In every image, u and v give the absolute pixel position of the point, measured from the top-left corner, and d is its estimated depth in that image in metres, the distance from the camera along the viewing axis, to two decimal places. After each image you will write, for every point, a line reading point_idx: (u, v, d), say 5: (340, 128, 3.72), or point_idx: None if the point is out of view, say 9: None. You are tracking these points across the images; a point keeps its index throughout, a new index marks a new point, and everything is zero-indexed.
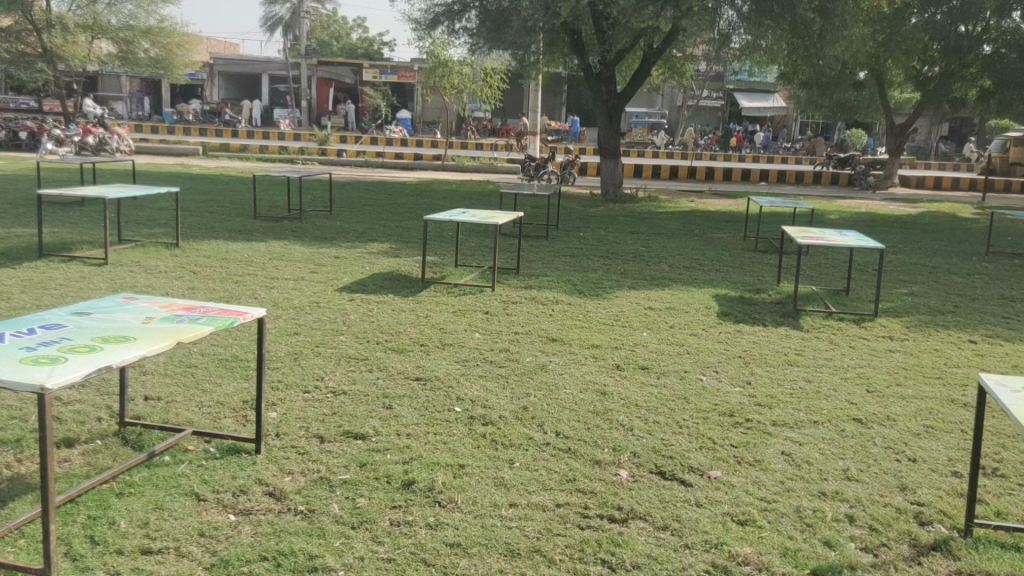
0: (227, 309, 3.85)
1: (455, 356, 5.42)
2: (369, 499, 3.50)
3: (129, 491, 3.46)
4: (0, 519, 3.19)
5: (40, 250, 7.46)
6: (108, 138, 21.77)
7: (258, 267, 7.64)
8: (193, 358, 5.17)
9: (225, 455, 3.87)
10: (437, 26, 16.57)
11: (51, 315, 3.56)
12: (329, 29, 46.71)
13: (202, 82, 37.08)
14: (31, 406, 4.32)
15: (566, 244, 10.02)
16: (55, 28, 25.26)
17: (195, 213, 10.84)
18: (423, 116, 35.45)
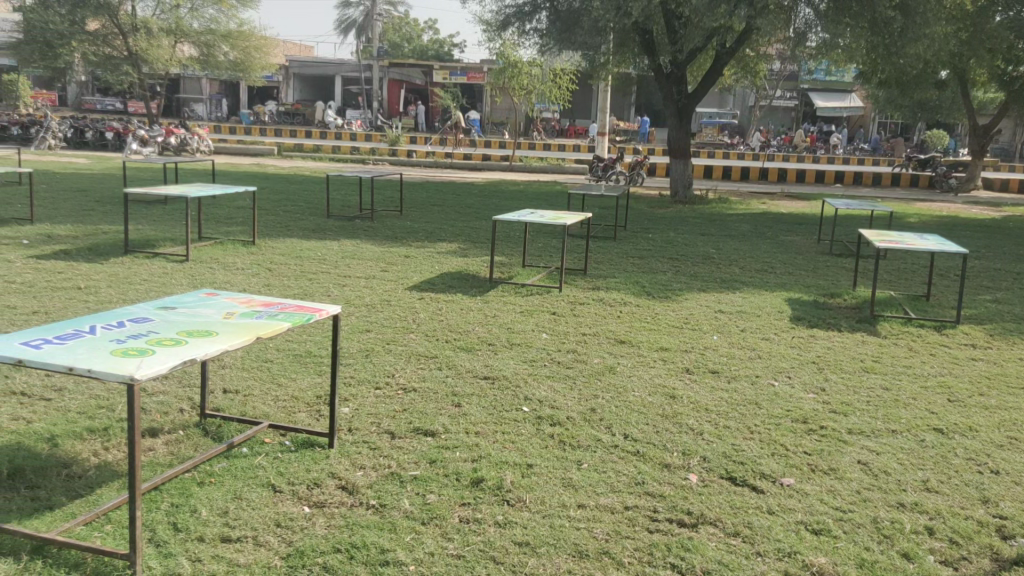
0: (304, 306, 3.95)
1: (523, 355, 5.44)
2: (439, 496, 3.55)
3: (209, 480, 3.58)
4: (88, 505, 3.33)
5: (126, 246, 7.75)
6: (188, 138, 22.49)
7: (331, 265, 7.79)
8: (269, 353, 5.31)
9: (299, 448, 3.97)
10: (507, 27, 16.66)
11: (138, 309, 3.70)
12: (401, 31, 47.40)
13: (277, 84, 37.97)
14: (116, 397, 4.50)
15: (634, 245, 9.96)
16: (140, 32, 26.20)
17: (270, 212, 11.12)
18: (491, 117, 35.59)
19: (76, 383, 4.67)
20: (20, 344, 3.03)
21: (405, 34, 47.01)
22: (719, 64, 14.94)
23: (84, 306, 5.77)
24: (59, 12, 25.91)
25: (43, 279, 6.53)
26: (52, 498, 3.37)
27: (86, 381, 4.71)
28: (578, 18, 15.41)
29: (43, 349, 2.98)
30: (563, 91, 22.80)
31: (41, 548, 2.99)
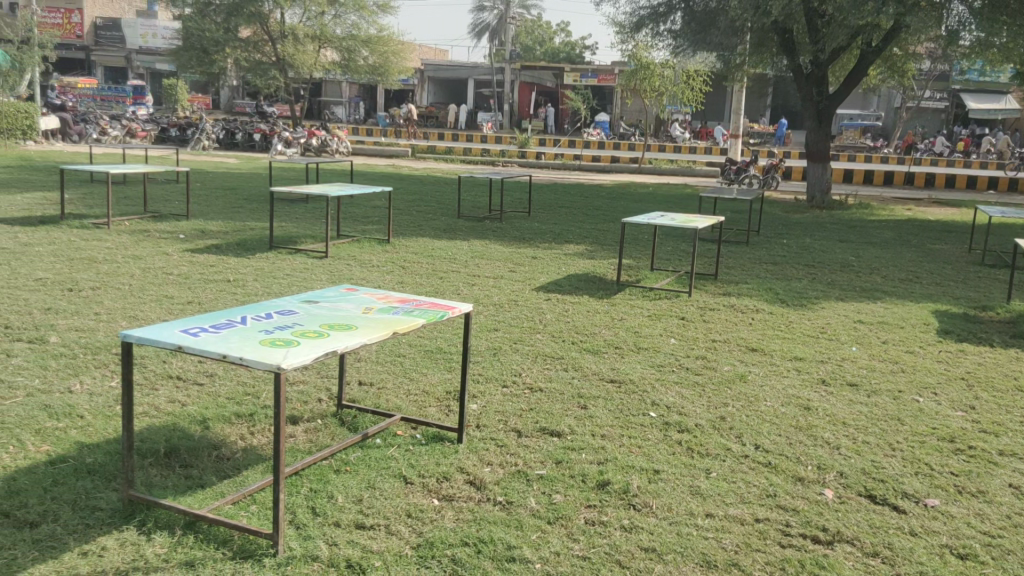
0: (437, 304, 4.05)
1: (650, 360, 5.40)
2: (566, 496, 3.57)
3: (345, 469, 3.73)
4: (235, 484, 3.54)
5: (271, 242, 8.16)
6: (329, 140, 23.46)
7: (462, 264, 7.95)
8: (401, 348, 5.48)
9: (429, 442, 4.08)
10: (640, 28, 16.52)
11: (284, 302, 3.89)
12: (534, 35, 47.83)
13: (412, 88, 38.97)
14: (262, 384, 4.76)
15: (768, 251, 9.67)
16: (289, 38, 27.80)
17: (404, 212, 11.46)
18: (622, 119, 35.30)
19: (225, 370, 4.97)
20: (179, 332, 3.25)
21: (538, 37, 47.36)
22: (864, 64, 14.38)
23: (233, 298, 6.12)
24: (215, 20, 27.71)
25: (196, 272, 6.96)
26: (204, 477, 3.60)
27: (234, 368, 5.00)
28: (714, 18, 15.13)
29: (200, 338, 3.18)
30: (696, 92, 22.39)
31: (193, 523, 3.20)
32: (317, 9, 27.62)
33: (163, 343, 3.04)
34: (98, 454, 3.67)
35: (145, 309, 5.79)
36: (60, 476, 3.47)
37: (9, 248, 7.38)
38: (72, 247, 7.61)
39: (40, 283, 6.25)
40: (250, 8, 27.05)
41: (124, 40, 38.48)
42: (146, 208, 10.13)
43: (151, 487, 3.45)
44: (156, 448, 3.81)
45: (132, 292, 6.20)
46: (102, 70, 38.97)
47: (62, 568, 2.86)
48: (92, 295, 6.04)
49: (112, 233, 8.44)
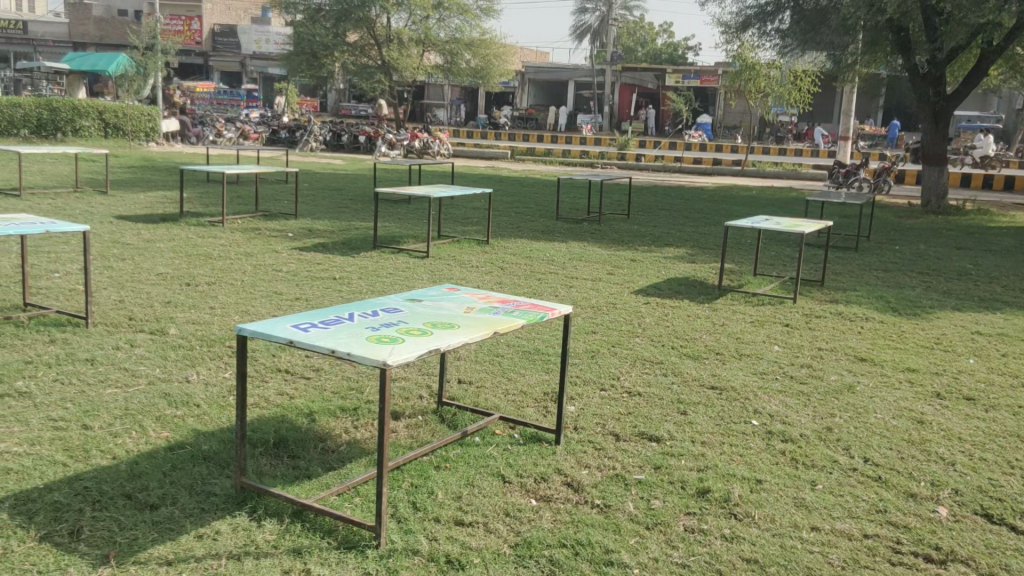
0: (537, 305, 4.07)
1: (753, 367, 5.29)
2: (664, 502, 3.53)
3: (445, 466, 3.79)
4: (340, 476, 3.65)
5: (375, 242, 8.36)
6: (431, 143, 23.93)
7: (560, 266, 7.98)
8: (500, 348, 5.53)
9: (527, 442, 4.11)
10: (747, 28, 16.31)
11: (389, 300, 3.99)
12: (636, 35, 47.49)
13: (513, 90, 39.17)
14: (365, 380, 4.88)
15: (879, 258, 9.33)
16: (394, 43, 28.44)
17: (504, 213, 11.55)
18: (724, 121, 34.59)
19: (331, 365, 5.12)
20: (291, 327, 3.36)
21: (640, 39, 46.96)
22: (985, 63, 13.67)
23: (338, 295, 6.31)
24: (325, 26, 28.63)
25: (304, 270, 7.19)
26: (310, 468, 3.72)
27: (339, 363, 5.15)
28: (825, 17, 14.74)
29: (309, 333, 3.28)
30: (803, 94, 21.76)
31: (300, 512, 3.31)
32: (422, 14, 28.08)
33: (277, 338, 3.16)
34: (213, 441, 3.84)
35: (256, 304, 6.03)
36: (177, 461, 3.65)
37: (134, 244, 7.79)
38: (190, 244, 7.98)
39: (161, 278, 6.58)
40: (358, 14, 27.84)
41: (240, 46, 40.08)
42: (258, 207, 10.52)
43: (261, 476, 3.59)
44: (265, 438, 3.96)
45: (243, 287, 6.47)
46: (218, 74, 40.67)
47: (180, 549, 3.01)
48: (207, 290, 6.33)
49: (227, 231, 8.81)
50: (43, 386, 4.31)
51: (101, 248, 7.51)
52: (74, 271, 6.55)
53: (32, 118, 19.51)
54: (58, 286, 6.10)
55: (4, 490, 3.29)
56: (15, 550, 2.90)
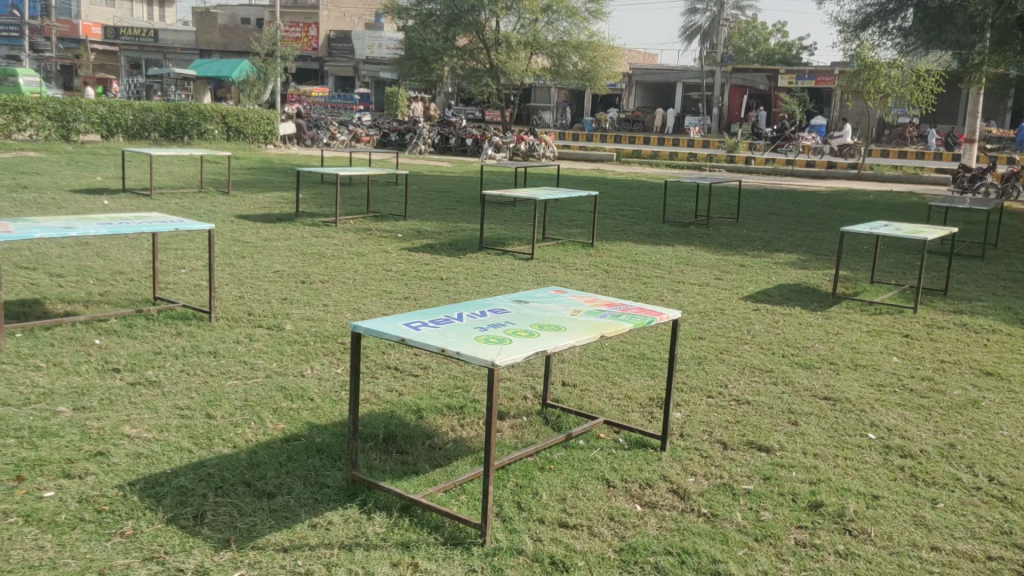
0: (645, 308, 4.04)
1: (869, 378, 5.09)
2: (774, 514, 3.45)
3: (549, 467, 3.80)
4: (446, 474, 3.71)
5: (481, 243, 8.47)
6: (536, 145, 24.06)
7: (665, 270, 7.88)
8: (604, 351, 5.51)
9: (632, 447, 4.07)
10: (867, 27, 15.87)
11: (497, 300, 4.04)
12: (748, 36, 46.69)
13: (620, 92, 38.93)
14: (471, 379, 4.96)
15: (1007, 267, 8.83)
16: (503, 46, 28.81)
17: (609, 216, 11.52)
18: (840, 122, 33.45)
19: (438, 363, 5.22)
20: (403, 325, 3.45)
21: (752, 39, 46.05)
22: None
23: (446, 295, 6.42)
24: (436, 31, 29.30)
25: (413, 269, 7.33)
26: (418, 464, 3.79)
27: (446, 361, 5.24)
28: (950, 15, 14.07)
29: (421, 331, 3.36)
30: (926, 94, 20.83)
31: (408, 507, 3.38)
32: (531, 17, 28.35)
33: (389, 335, 3.24)
34: (327, 435, 3.97)
35: (368, 302, 6.19)
36: (293, 452, 3.79)
37: (252, 243, 8.11)
38: (305, 243, 8.26)
39: (278, 275, 6.85)
40: (468, 18, 28.47)
41: (354, 51, 41.10)
42: (369, 208, 10.78)
43: (371, 470, 3.69)
44: (375, 433, 4.07)
45: (356, 286, 6.66)
46: (333, 79, 41.83)
47: (295, 537, 3.12)
48: (322, 287, 6.55)
49: (340, 231, 9.08)
50: (171, 375, 4.55)
51: (223, 245, 7.87)
52: (199, 267, 6.88)
53: (162, 121, 20.46)
54: (184, 281, 6.43)
55: (135, 472, 3.49)
56: (145, 532, 3.07)
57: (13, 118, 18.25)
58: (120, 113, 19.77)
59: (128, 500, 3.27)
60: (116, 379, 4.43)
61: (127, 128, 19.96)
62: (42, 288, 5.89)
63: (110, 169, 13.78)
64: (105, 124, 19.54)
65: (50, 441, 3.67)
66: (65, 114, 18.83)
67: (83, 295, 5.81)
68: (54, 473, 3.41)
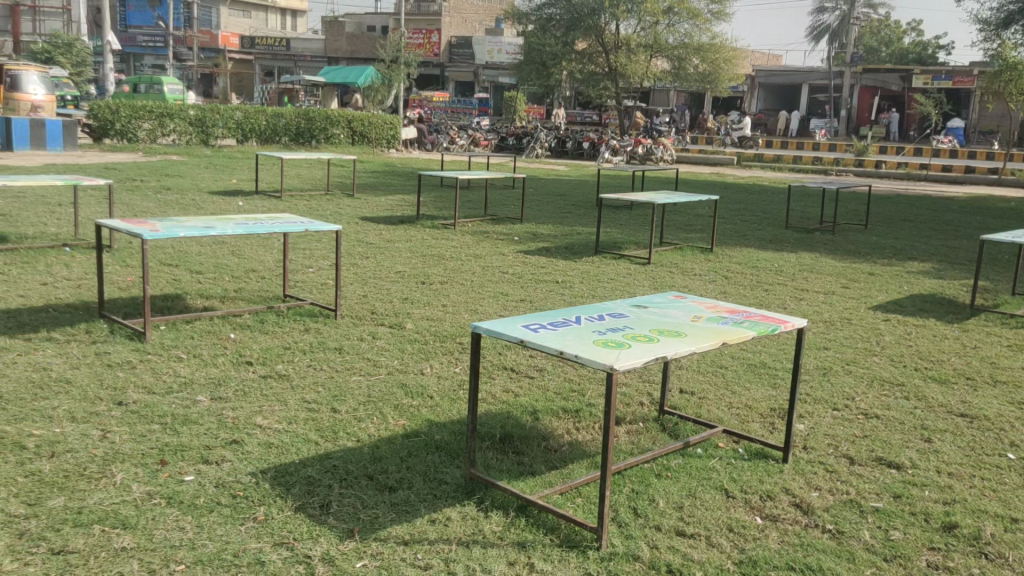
0: (769, 316, 3.94)
1: (1009, 396, 4.79)
2: (904, 533, 3.30)
3: (666, 474, 3.76)
4: (561, 476, 3.72)
5: (598, 247, 8.46)
6: (654, 148, 23.82)
7: (788, 277, 7.66)
8: (724, 359, 5.39)
9: (752, 458, 3.98)
10: (1010, 25, 14.95)
11: (616, 305, 4.02)
12: (880, 35, 44.83)
13: (742, 94, 38.04)
14: (588, 383, 4.95)
15: None
16: (622, 49, 28.69)
17: (729, 221, 11.28)
18: (980, 125, 31.67)
19: (553, 365, 5.24)
20: (523, 327, 3.48)
21: (884, 38, 44.08)
22: None
23: (563, 298, 6.45)
24: (555, 35, 29.62)
25: (530, 272, 7.39)
26: (534, 465, 3.82)
27: (562, 364, 5.26)
28: None
29: (540, 333, 3.39)
30: None
31: (525, 507, 3.41)
32: (652, 19, 28.11)
33: (509, 337, 3.28)
34: (445, 432, 4.06)
35: (485, 304, 6.29)
36: (412, 448, 3.88)
37: (375, 244, 8.37)
38: (425, 244, 8.47)
39: (400, 275, 7.04)
40: (588, 22, 28.61)
41: (474, 56, 41.69)
42: (486, 211, 10.90)
43: (489, 469, 3.74)
44: (492, 432, 4.12)
45: (473, 287, 6.77)
46: (453, 85, 42.53)
47: (415, 531, 3.20)
48: (441, 288, 6.70)
49: (459, 233, 9.24)
50: (300, 370, 4.75)
51: (347, 246, 8.16)
52: (326, 267, 7.16)
53: (292, 126, 21.36)
54: (312, 280, 6.70)
55: (267, 461, 3.66)
56: (276, 518, 3.21)
57: (159, 124, 19.58)
58: (254, 119, 20.80)
59: (260, 487, 3.44)
60: (249, 371, 4.66)
61: (260, 133, 20.99)
62: (184, 284, 6.25)
63: (245, 172, 14.54)
64: (241, 128, 20.62)
65: (190, 428, 3.90)
66: (206, 120, 20.04)
67: (219, 291, 6.13)
68: (194, 459, 3.62)
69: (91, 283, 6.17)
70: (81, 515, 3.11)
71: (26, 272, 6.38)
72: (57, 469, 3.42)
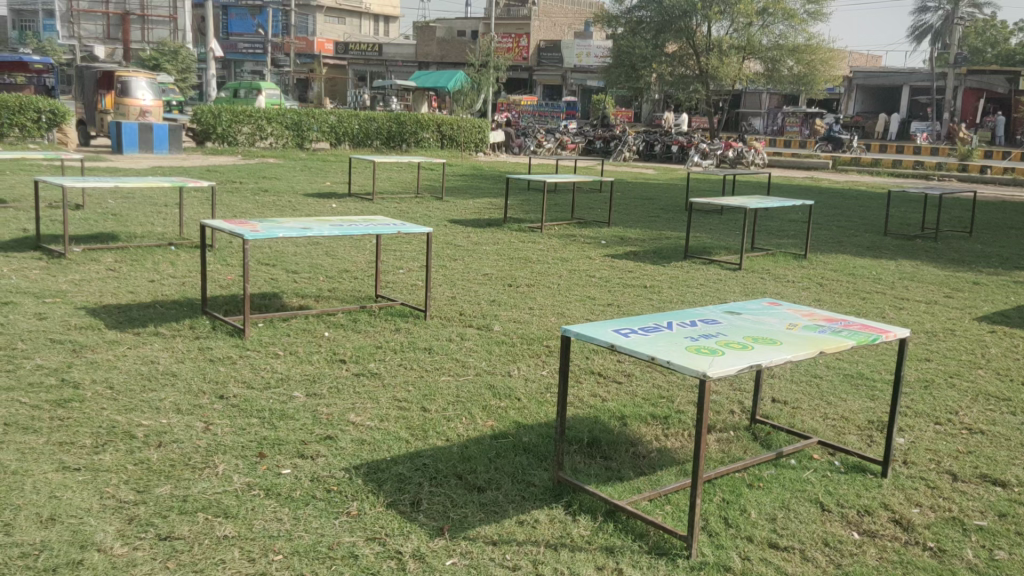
0: (869, 325, 3.81)
1: None
2: (1011, 555, 3.16)
3: (758, 485, 3.68)
4: (650, 482, 3.69)
5: (687, 252, 8.35)
6: (745, 152, 23.41)
7: (887, 285, 7.41)
8: (819, 369, 5.25)
9: (849, 471, 3.86)
10: None
11: (708, 310, 3.96)
12: (985, 35, 42.94)
13: (838, 96, 36.68)
14: (677, 390, 4.89)
15: None
16: (714, 51, 28.11)
17: (823, 226, 10.97)
18: None
19: (642, 371, 5.20)
20: (613, 331, 3.47)
21: (990, 38, 42.17)
22: None
23: (652, 304, 6.39)
24: (645, 38, 29.15)
25: (618, 277, 7.35)
26: (622, 471, 3.79)
27: (650, 370, 5.21)
28: None
29: (631, 338, 3.36)
30: None
31: (613, 512, 3.39)
32: (745, 21, 27.58)
33: (599, 340, 3.27)
34: (533, 434, 4.07)
35: (573, 308, 6.29)
36: (500, 449, 3.91)
37: (464, 246, 8.47)
38: (513, 247, 8.51)
39: (487, 278, 7.09)
40: (679, 24, 28.21)
41: (562, 60, 41.61)
42: (574, 215, 10.88)
43: (577, 472, 3.74)
44: (580, 436, 4.12)
45: (560, 291, 6.77)
46: (541, 88, 42.79)
47: (504, 532, 3.22)
48: (528, 290, 6.73)
49: (546, 237, 9.26)
50: (391, 369, 4.84)
51: (437, 248, 8.27)
52: (415, 268, 7.27)
53: (384, 130, 21.74)
54: (402, 281, 6.82)
55: (359, 458, 3.74)
56: (368, 513, 3.28)
57: (257, 128, 20.28)
58: (347, 123, 21.26)
59: (354, 482, 3.51)
60: (343, 369, 4.78)
61: (352, 136, 21.45)
62: (279, 283, 6.45)
63: (339, 175, 14.90)
64: (334, 132, 21.11)
65: (286, 423, 4.02)
66: (301, 124, 20.60)
67: (314, 291, 6.30)
68: (291, 453, 3.73)
69: (195, 281, 6.42)
70: (186, 503, 3.24)
71: (136, 269, 6.69)
72: (164, 459, 3.57)
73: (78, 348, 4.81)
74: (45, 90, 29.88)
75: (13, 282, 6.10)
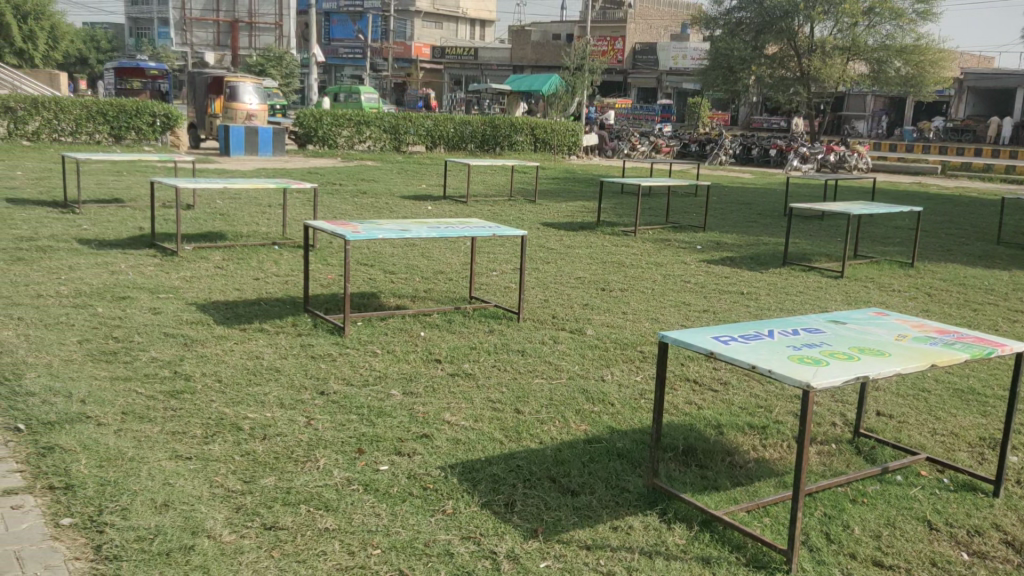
0: (984, 338, 3.64)
1: None
2: None
3: (862, 500, 3.55)
4: (748, 493, 3.61)
5: (786, 258, 8.15)
6: (847, 155, 22.68)
7: (1001, 296, 7.06)
8: (927, 382, 5.04)
9: (959, 489, 3.69)
10: None
11: (811, 319, 3.85)
12: None
13: (949, 99, 35.46)
14: (775, 399, 4.77)
15: None
16: (817, 52, 27.59)
17: (932, 234, 10.52)
18: None
19: (738, 379, 5.09)
20: (712, 338, 3.41)
21: None
22: None
23: (749, 310, 6.27)
24: (744, 39, 28.66)
25: (713, 282, 7.23)
26: (718, 480, 3.72)
27: (748, 378, 5.11)
28: None
29: (731, 345, 3.30)
30: None
31: (709, 522, 3.33)
32: (850, 21, 26.78)
33: (698, 348, 3.22)
34: (627, 440, 4.04)
35: (666, 313, 6.21)
36: (595, 453, 3.90)
37: (557, 249, 8.48)
38: (606, 251, 8.47)
39: (580, 281, 7.08)
40: (779, 25, 27.59)
41: (658, 63, 41.16)
42: (668, 219, 10.76)
43: (672, 480, 3.68)
44: (675, 444, 4.06)
45: (654, 296, 6.69)
46: (635, 90, 42.43)
47: (598, 536, 3.20)
48: (621, 295, 6.67)
49: (639, 240, 9.18)
50: (485, 369, 4.88)
51: (530, 250, 8.30)
52: (509, 271, 7.31)
53: (478, 133, 21.98)
54: (495, 283, 6.87)
55: (454, 457, 3.78)
56: (463, 513, 3.31)
57: (356, 131, 20.80)
58: (443, 127, 21.54)
59: (449, 481, 3.56)
60: (438, 369, 4.85)
61: (448, 140, 21.70)
62: (377, 283, 6.59)
63: (435, 177, 15.13)
64: (430, 136, 21.39)
65: (384, 420, 4.10)
66: (398, 127, 20.99)
67: (410, 291, 6.41)
68: (388, 450, 3.80)
69: (297, 280, 6.61)
70: (289, 495, 3.34)
71: (242, 267, 6.94)
72: (269, 451, 3.70)
73: (189, 343, 5.01)
74: (159, 94, 31.30)
75: (129, 277, 6.42)
